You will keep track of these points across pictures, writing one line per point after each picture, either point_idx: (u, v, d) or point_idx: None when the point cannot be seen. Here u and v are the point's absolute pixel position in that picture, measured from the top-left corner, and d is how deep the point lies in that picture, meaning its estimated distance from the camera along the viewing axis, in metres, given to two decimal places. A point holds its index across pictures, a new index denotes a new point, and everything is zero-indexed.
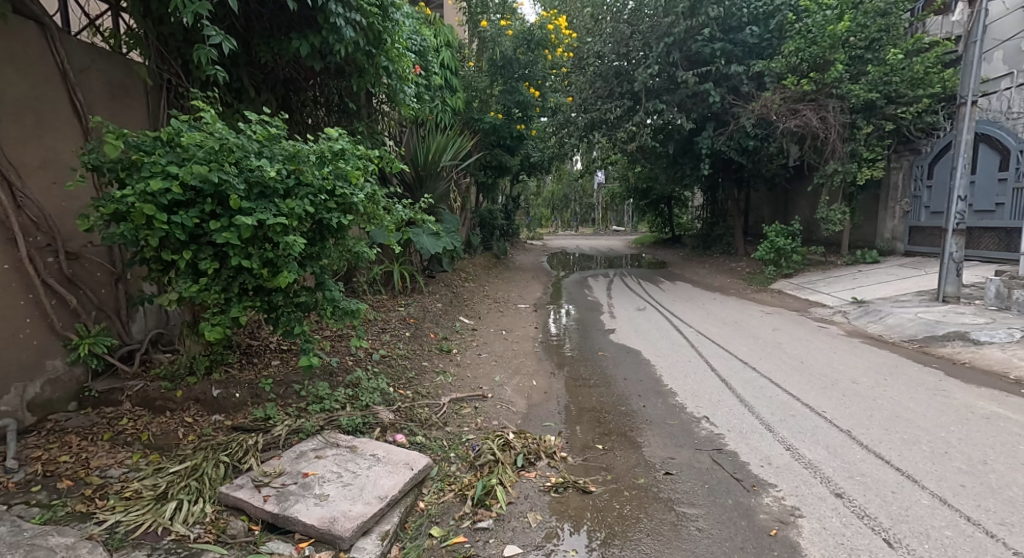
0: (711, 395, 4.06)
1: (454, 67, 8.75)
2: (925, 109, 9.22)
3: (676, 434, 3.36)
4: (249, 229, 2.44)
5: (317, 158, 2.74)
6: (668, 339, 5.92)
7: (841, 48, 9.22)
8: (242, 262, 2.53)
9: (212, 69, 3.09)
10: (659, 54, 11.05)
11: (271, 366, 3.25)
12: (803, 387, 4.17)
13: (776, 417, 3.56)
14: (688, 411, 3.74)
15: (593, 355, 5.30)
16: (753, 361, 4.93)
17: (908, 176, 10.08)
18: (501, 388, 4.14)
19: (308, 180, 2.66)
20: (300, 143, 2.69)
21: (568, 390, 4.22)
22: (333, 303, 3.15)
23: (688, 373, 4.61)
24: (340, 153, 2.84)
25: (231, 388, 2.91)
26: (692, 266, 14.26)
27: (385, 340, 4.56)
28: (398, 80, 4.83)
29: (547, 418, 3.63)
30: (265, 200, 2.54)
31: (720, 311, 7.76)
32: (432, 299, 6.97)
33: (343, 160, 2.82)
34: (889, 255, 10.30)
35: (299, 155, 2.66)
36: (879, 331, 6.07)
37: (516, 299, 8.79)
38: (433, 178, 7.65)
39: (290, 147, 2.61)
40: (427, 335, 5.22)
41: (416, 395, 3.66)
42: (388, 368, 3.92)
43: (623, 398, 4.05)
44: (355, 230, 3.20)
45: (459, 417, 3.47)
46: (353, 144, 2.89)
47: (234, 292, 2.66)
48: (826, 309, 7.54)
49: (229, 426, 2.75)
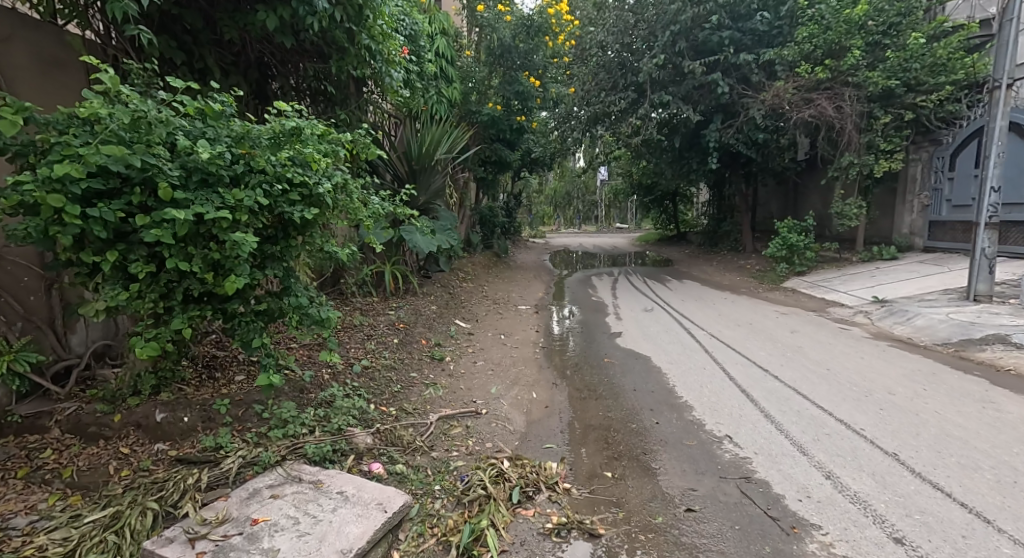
0: (731, 408, 3.63)
1: (450, 56, 8.34)
2: (947, 97, 8.75)
3: (696, 457, 2.94)
4: (186, 224, 2.03)
5: (271, 140, 2.35)
6: (680, 343, 5.48)
7: (857, 33, 8.76)
8: (180, 264, 2.12)
9: (132, 28, 2.71)
10: (664, 43, 10.61)
11: (231, 385, 2.84)
12: (834, 399, 3.73)
13: (808, 435, 3.14)
14: (707, 429, 3.32)
15: (599, 362, 4.87)
16: (774, 369, 4.49)
17: (927, 168, 9.61)
18: (497, 402, 3.73)
19: (261, 166, 2.26)
20: (251, 123, 2.30)
21: (572, 403, 3.81)
22: (301, 310, 2.74)
23: (704, 383, 4.18)
24: (300, 135, 2.45)
25: (178, 411, 2.50)
26: (699, 264, 13.81)
27: (369, 348, 4.16)
28: (383, 63, 4.42)
29: (547, 438, 3.21)
30: (207, 190, 2.14)
31: (733, 311, 7.31)
32: (427, 301, 6.57)
33: (304, 144, 2.42)
34: (907, 251, 9.84)
35: (249, 135, 2.27)
36: (908, 333, 5.64)
37: (517, 300, 8.38)
38: (427, 172, 7.24)
39: (238, 127, 2.23)
40: (419, 341, 4.82)
41: (400, 413, 3.26)
42: (371, 382, 3.52)
43: (633, 413, 3.63)
44: (324, 227, 2.79)
45: (448, 438, 3.06)
46: (315, 125, 2.51)
47: (174, 300, 2.25)
48: (846, 309, 7.10)
49: (173, 457, 2.35)
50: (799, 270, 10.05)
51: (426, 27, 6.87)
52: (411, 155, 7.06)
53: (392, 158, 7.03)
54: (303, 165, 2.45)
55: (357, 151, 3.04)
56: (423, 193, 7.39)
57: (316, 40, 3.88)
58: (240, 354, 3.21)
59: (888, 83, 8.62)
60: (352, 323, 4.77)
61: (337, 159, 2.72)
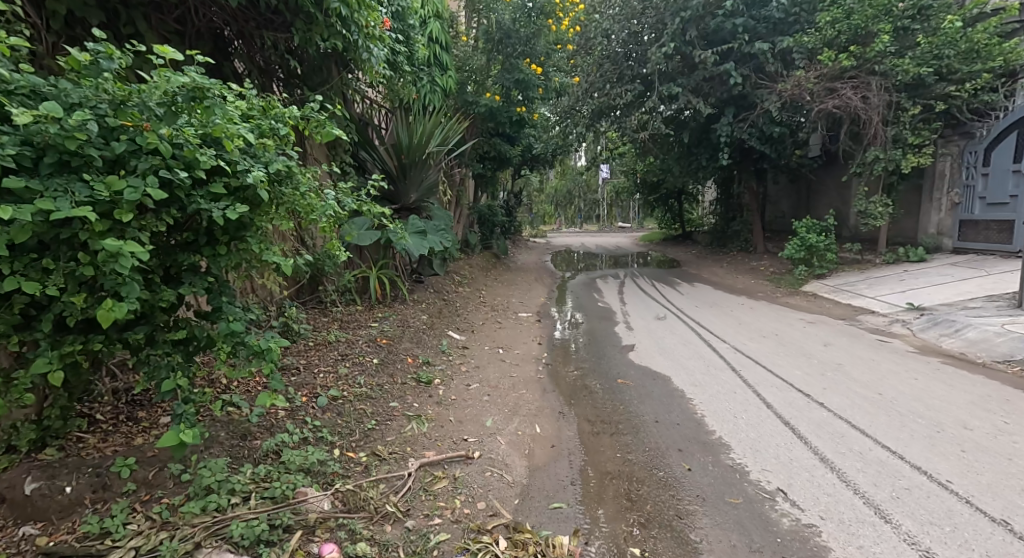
0: (778, 449, 2.99)
1: (444, 42, 7.70)
2: (983, 86, 8.09)
3: (746, 524, 2.31)
4: (26, 226, 1.45)
5: (166, 109, 1.73)
6: (703, 360, 4.84)
7: (885, 17, 8.11)
8: (32, 286, 1.50)
9: None
10: (674, 30, 9.96)
11: (142, 439, 2.26)
12: (900, 435, 3.09)
13: (884, 490, 2.51)
14: (753, 478, 2.70)
15: (613, 385, 4.24)
16: (817, 394, 3.85)
17: (957, 163, 8.95)
18: (491, 441, 3.10)
19: (153, 143, 1.64)
20: (135, 85, 1.69)
21: (583, 442, 3.17)
22: (234, 337, 2.11)
23: (738, 414, 3.53)
24: (208, 101, 1.82)
25: (59, 480, 1.94)
26: (709, 265, 13.17)
27: (341, 372, 3.52)
28: (360, 35, 3.77)
29: (551, 492, 2.59)
30: (67, 176, 1.56)
31: (754, 320, 6.66)
32: (417, 309, 5.94)
33: (217, 113, 1.80)
34: (935, 253, 9.20)
35: (131, 99, 1.66)
36: (959, 346, 5.00)
37: (517, 306, 7.74)
38: (418, 168, 6.60)
39: (113, 89, 1.62)
40: (404, 360, 4.18)
41: (372, 462, 2.62)
42: (339, 420, 2.89)
43: (659, 455, 2.98)
44: (266, 227, 2.17)
45: (429, 496, 2.43)
46: (228, 89, 1.89)
47: (39, 334, 1.65)
48: (878, 318, 6.47)
49: (39, 547, 1.77)
50: (819, 273, 9.43)
51: (416, 6, 6.23)
52: (404, 148, 6.45)
53: (380, 151, 6.42)
54: (217, 143, 1.85)
55: (305, 130, 2.44)
56: (414, 190, 6.78)
57: (276, 3, 3.38)
58: (160, 405, 2.55)
59: (918, 71, 7.97)
60: (327, 340, 4.13)
61: (276, 139, 2.10)
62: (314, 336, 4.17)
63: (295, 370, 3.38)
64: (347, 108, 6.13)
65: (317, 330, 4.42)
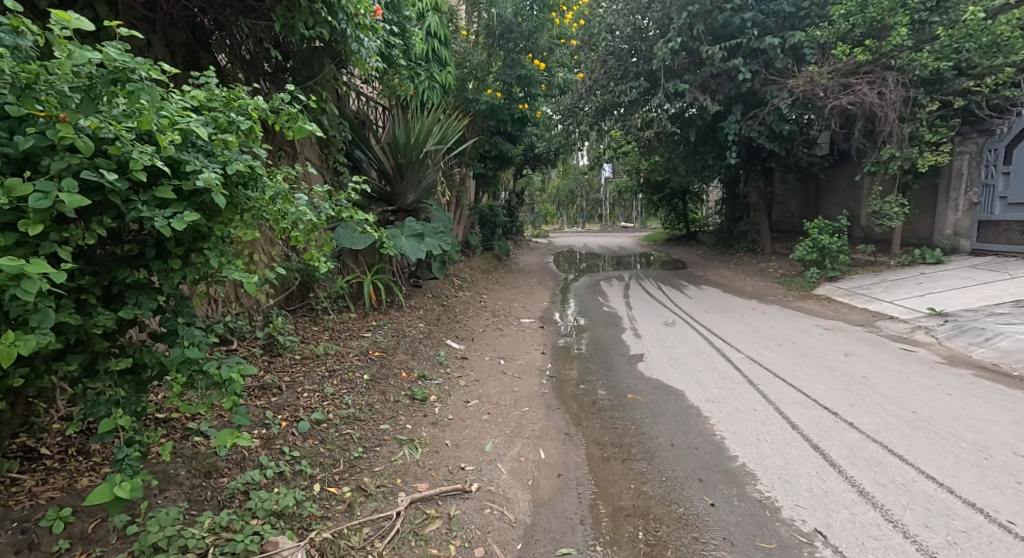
0: (810, 479, 2.69)
1: (444, 36, 7.40)
2: (1004, 81, 7.78)
3: None
4: None
5: (80, 94, 1.50)
6: (718, 373, 4.54)
7: (901, 10, 7.81)
8: None
9: None
10: (681, 25, 9.66)
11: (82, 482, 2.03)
12: (945, 463, 2.79)
13: (938, 534, 2.22)
14: (787, 516, 2.41)
15: (623, 402, 3.93)
16: (845, 411, 3.55)
17: (976, 162, 8.63)
18: (490, 470, 2.81)
19: (67, 137, 1.44)
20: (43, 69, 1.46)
21: (592, 471, 2.87)
22: (190, 364, 1.80)
23: (762, 436, 3.23)
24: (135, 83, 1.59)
25: None
26: (715, 266, 12.86)
27: (326, 390, 3.21)
28: (348, 23, 3.51)
29: (553, 534, 2.32)
30: None
31: (768, 327, 6.35)
32: (414, 316, 5.65)
33: (146, 98, 1.58)
34: (952, 254, 8.88)
35: (39, 84, 1.44)
36: (990, 356, 4.70)
37: (519, 311, 7.45)
38: (416, 167, 6.30)
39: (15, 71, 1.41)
40: (398, 374, 3.90)
41: (359, 499, 2.34)
42: (322, 449, 2.60)
43: (678, 487, 2.69)
44: (231, 234, 1.89)
45: (420, 543, 2.14)
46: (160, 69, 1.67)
47: None
48: (899, 324, 6.17)
49: None
50: (832, 275, 9.12)
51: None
52: (401, 147, 6.16)
53: (375, 149, 6.16)
54: (151, 138, 1.65)
55: (275, 124, 2.14)
56: (413, 191, 6.48)
57: None
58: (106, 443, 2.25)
59: (936, 66, 7.67)
60: (315, 353, 3.84)
61: (236, 133, 1.84)
62: (303, 349, 3.89)
63: (277, 389, 3.09)
64: (341, 104, 5.88)
65: (305, 341, 4.14)
